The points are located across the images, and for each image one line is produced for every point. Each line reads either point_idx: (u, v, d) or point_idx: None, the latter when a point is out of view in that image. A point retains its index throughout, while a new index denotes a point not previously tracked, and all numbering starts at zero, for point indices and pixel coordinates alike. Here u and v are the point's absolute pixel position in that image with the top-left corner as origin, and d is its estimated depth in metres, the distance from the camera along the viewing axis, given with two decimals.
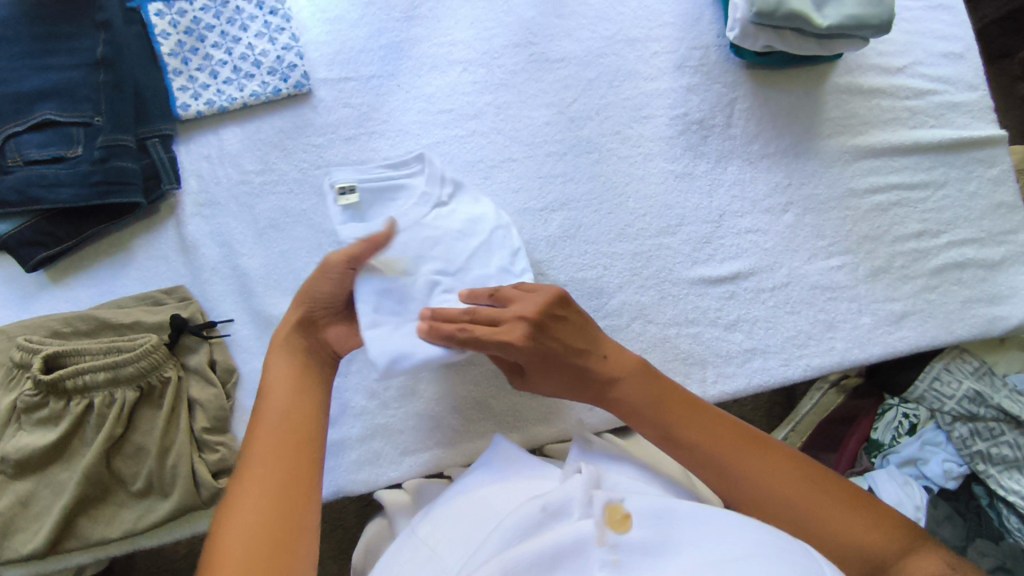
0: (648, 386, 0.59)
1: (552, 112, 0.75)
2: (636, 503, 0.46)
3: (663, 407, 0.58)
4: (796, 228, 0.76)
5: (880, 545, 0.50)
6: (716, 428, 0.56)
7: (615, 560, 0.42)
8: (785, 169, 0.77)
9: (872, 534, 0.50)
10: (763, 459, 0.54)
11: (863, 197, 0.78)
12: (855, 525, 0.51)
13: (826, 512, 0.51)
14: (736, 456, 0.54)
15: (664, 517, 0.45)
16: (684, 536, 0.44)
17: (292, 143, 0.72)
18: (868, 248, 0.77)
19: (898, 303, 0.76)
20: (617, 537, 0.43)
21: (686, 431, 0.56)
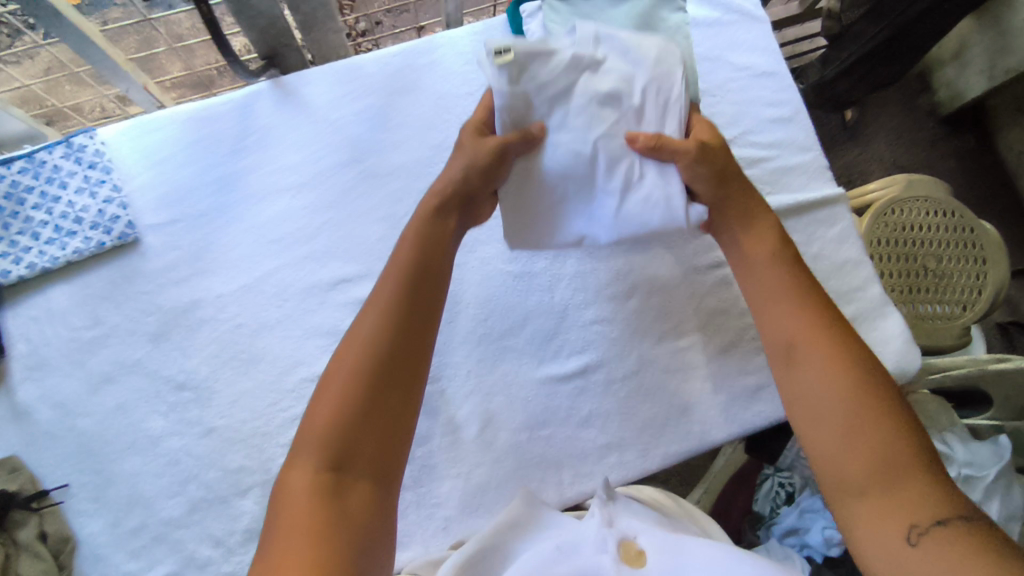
0: (773, 274, 0.63)
1: (385, 227, 0.74)
2: (646, 538, 0.57)
3: (781, 334, 0.59)
4: (642, 313, 0.76)
5: (918, 509, 0.49)
6: (829, 342, 0.57)
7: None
8: (625, 254, 0.77)
9: (925, 499, 0.49)
10: (845, 375, 0.55)
11: (707, 273, 0.78)
12: (913, 481, 0.50)
13: (879, 456, 0.51)
14: (818, 364, 0.56)
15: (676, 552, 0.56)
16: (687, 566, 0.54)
17: (122, 293, 0.72)
18: (717, 323, 0.77)
19: (752, 377, 0.76)
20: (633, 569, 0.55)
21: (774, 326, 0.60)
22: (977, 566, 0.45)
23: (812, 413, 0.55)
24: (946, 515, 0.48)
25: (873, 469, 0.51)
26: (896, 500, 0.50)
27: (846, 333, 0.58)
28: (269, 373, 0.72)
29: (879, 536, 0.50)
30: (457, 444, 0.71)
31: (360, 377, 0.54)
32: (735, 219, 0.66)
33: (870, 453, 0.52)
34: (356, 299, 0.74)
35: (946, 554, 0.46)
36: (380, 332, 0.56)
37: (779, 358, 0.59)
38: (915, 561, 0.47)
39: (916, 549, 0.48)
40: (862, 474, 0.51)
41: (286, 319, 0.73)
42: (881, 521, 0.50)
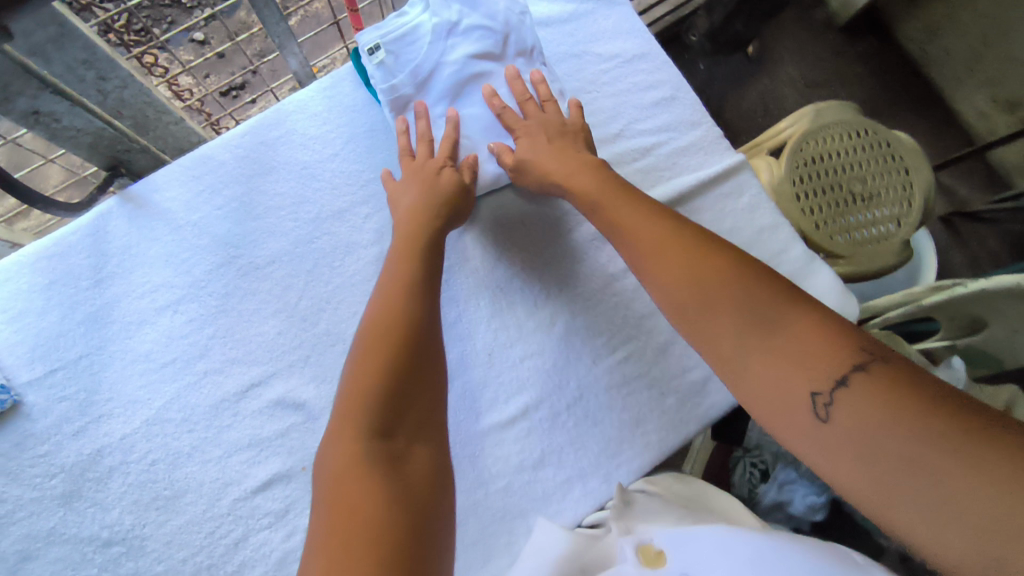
0: (612, 199, 0.64)
1: (281, 319, 0.71)
2: (664, 538, 0.57)
3: (645, 248, 0.59)
4: (569, 336, 0.73)
5: (820, 365, 0.45)
6: (688, 263, 0.55)
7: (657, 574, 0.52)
8: (539, 280, 0.74)
9: (825, 361, 0.45)
10: (687, 273, 0.54)
11: (627, 276, 0.75)
12: (797, 340, 0.47)
13: (770, 348, 0.48)
14: (708, 285, 0.53)
15: (688, 541, 0.54)
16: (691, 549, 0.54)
17: (14, 464, 0.65)
18: (648, 326, 0.74)
19: (697, 370, 0.73)
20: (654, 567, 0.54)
21: (625, 230, 0.61)
22: (890, 414, 0.40)
23: (670, 278, 0.55)
24: (847, 370, 0.44)
25: (745, 332, 0.49)
26: (788, 363, 0.46)
27: (700, 240, 0.56)
28: (196, 506, 0.66)
29: (794, 427, 0.45)
30: None
31: (352, 452, 0.48)
32: (557, 143, 0.70)
33: (739, 322, 0.50)
34: (270, 402, 0.69)
35: (856, 402, 0.42)
36: (367, 387, 0.52)
37: (667, 306, 0.56)
38: (848, 434, 0.42)
39: (829, 422, 0.43)
40: (764, 405, 0.48)
41: (201, 444, 0.67)
42: (778, 392, 0.47)
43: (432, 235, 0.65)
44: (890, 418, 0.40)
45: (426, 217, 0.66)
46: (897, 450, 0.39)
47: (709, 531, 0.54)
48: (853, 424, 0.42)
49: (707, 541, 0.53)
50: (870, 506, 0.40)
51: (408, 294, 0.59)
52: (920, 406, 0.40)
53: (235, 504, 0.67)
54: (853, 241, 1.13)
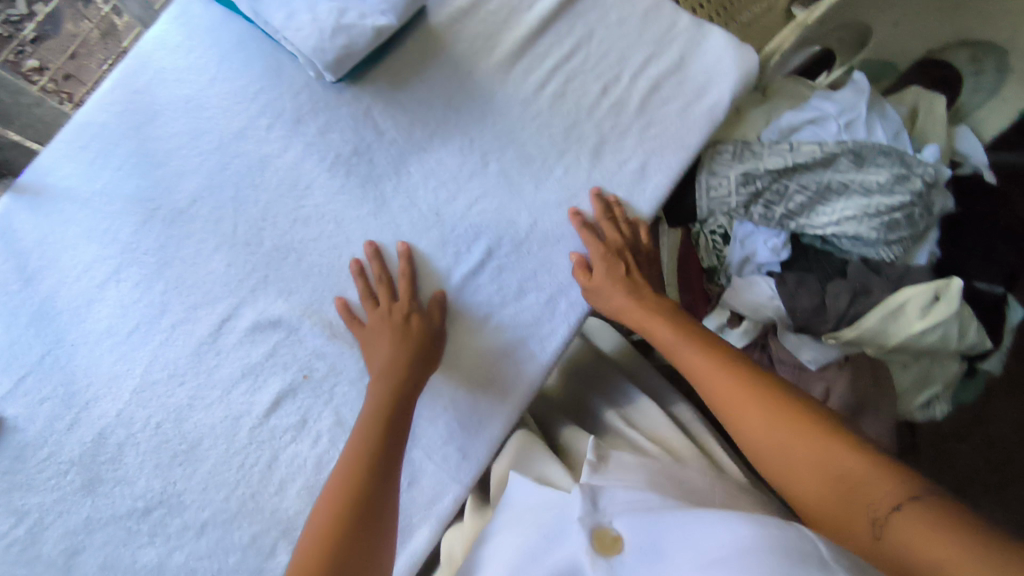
0: (662, 328, 0.68)
1: (226, 251, 0.70)
2: (622, 521, 0.56)
3: (687, 371, 0.65)
4: (505, 170, 0.73)
5: (872, 499, 0.50)
6: (771, 429, 0.56)
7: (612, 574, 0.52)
8: (457, 129, 0.74)
9: (876, 497, 0.50)
10: (740, 397, 0.59)
11: (538, 97, 0.75)
12: (843, 465, 0.52)
13: (814, 469, 0.53)
14: (754, 418, 0.58)
15: (654, 527, 0.53)
16: (676, 531, 0.52)
17: (22, 475, 0.65)
18: (576, 135, 0.75)
19: (633, 159, 0.75)
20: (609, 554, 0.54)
21: (703, 379, 0.63)
22: (951, 539, 0.44)
23: (744, 421, 0.58)
24: (896, 504, 0.48)
25: (823, 481, 0.53)
26: (858, 505, 0.50)
27: (711, 348, 0.65)
28: (217, 448, 0.67)
29: (853, 538, 0.50)
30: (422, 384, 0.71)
31: (346, 516, 0.57)
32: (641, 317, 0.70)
33: (818, 468, 0.53)
34: (247, 329, 0.69)
35: (907, 535, 0.46)
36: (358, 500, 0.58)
37: (721, 412, 0.61)
38: (885, 564, 0.48)
39: (882, 538, 0.48)
40: (785, 470, 0.55)
41: (199, 391, 0.68)
42: (843, 513, 0.51)
43: (418, 322, 0.68)
44: (944, 531, 0.45)
45: (423, 356, 0.67)
46: (934, 556, 0.44)
47: (673, 517, 0.52)
48: (906, 543, 0.46)
49: (672, 530, 0.52)
50: (896, 568, 0.47)
51: (381, 381, 0.65)
52: (954, 522, 0.45)
53: (253, 430, 0.68)
54: (745, 23, 1.04)
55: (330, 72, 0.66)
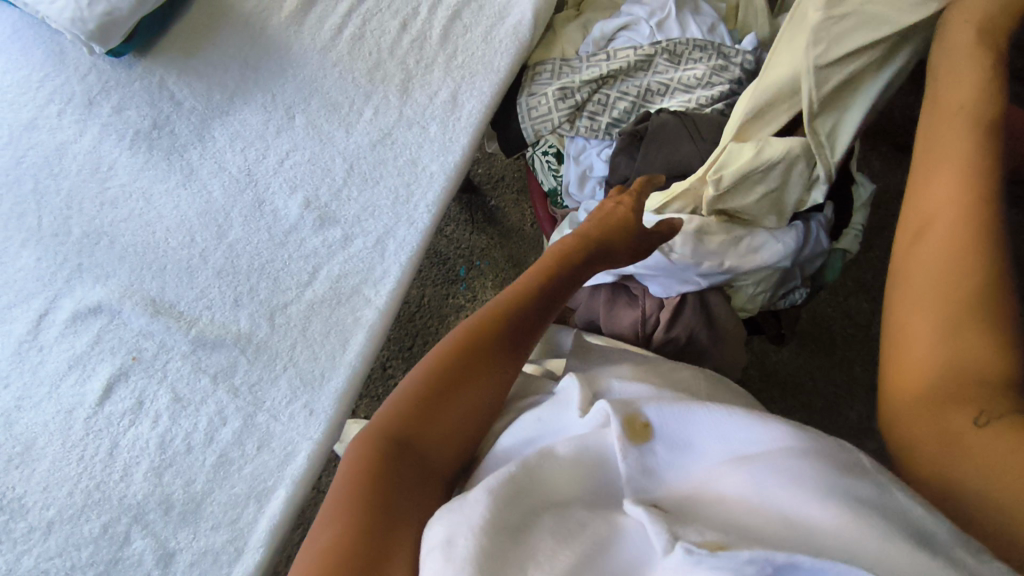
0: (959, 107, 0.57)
1: (33, 245, 0.69)
2: (654, 409, 0.45)
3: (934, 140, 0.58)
4: (312, 121, 0.74)
5: (973, 394, 0.45)
6: (954, 296, 0.49)
7: (644, 468, 0.43)
8: (259, 89, 0.74)
9: (975, 392, 0.45)
10: (955, 270, 0.50)
11: (335, 45, 0.76)
12: (978, 372, 0.45)
13: (948, 348, 0.47)
14: (962, 291, 0.49)
15: (681, 417, 0.44)
16: (706, 420, 0.44)
17: None
18: (380, 75, 0.75)
19: (442, 91, 0.75)
20: (640, 443, 0.44)
21: (929, 219, 0.54)
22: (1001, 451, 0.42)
23: (943, 260, 0.51)
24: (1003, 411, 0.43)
25: (941, 361, 0.47)
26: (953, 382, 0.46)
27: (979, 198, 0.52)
28: (52, 440, 0.65)
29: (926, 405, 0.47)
30: (263, 344, 0.69)
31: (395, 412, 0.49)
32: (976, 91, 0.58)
33: (952, 334, 0.48)
34: (68, 320, 0.68)
35: (981, 424, 0.44)
36: (443, 364, 0.52)
37: (908, 240, 0.55)
38: (936, 423, 0.46)
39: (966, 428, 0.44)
40: (934, 345, 0.48)
41: (25, 390, 0.66)
42: (937, 370, 0.47)
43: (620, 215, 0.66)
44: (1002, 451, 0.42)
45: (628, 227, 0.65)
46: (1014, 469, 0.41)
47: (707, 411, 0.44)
48: (961, 429, 0.44)
49: (701, 422, 0.44)
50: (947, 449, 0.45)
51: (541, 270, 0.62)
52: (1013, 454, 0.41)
53: (91, 419, 0.66)
54: None
55: (96, 43, 0.65)
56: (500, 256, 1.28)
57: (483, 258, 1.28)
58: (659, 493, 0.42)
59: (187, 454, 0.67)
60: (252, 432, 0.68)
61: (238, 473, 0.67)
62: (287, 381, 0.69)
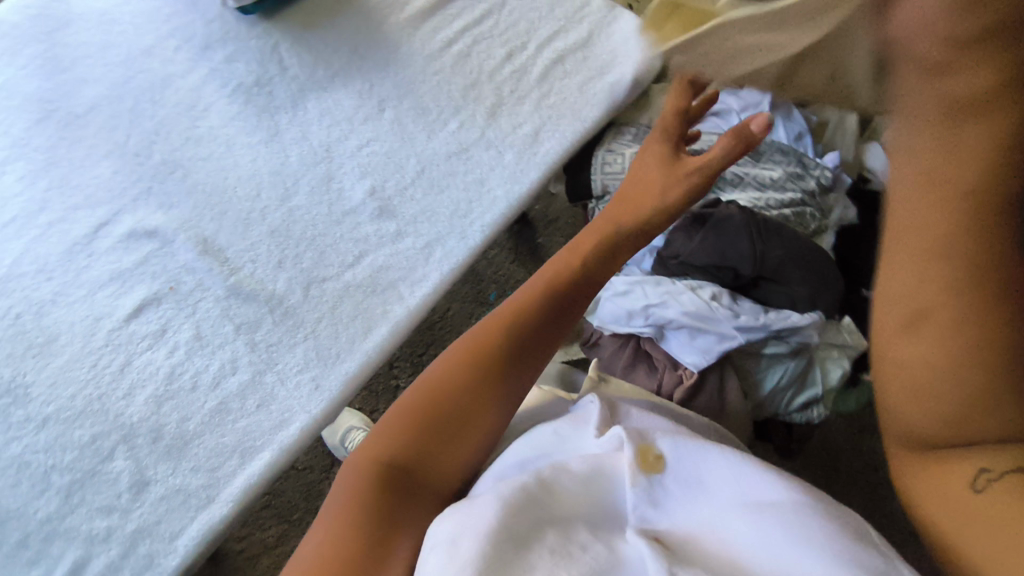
0: None
1: (114, 158, 0.73)
2: (668, 440, 0.41)
3: None
4: (400, 118, 0.77)
5: None
6: None
7: (651, 503, 0.38)
8: (361, 76, 0.78)
9: None
10: None
11: (441, 55, 0.79)
12: None
13: None
14: None
15: (697, 453, 0.40)
16: (721, 464, 0.39)
17: None
18: (474, 94, 0.79)
19: (527, 124, 0.78)
20: (651, 476, 0.39)
21: None
22: None
23: None
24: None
25: None
26: None
27: None
28: (71, 340, 0.68)
29: None
30: (291, 310, 0.71)
31: (409, 413, 0.44)
32: None
33: None
34: (122, 235, 0.71)
35: None
36: (489, 354, 0.46)
37: None
38: None
39: None
40: None
41: (63, 289, 0.69)
42: None
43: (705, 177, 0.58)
44: None
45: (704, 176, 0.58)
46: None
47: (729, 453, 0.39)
48: None
49: (720, 464, 0.39)
50: None
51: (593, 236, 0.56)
52: None
53: (112, 333, 0.69)
54: None
55: None
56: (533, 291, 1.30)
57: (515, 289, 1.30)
58: (666, 530, 0.37)
59: (189, 392, 0.68)
60: (255, 390, 0.69)
61: (230, 425, 0.68)
62: (302, 353, 0.70)
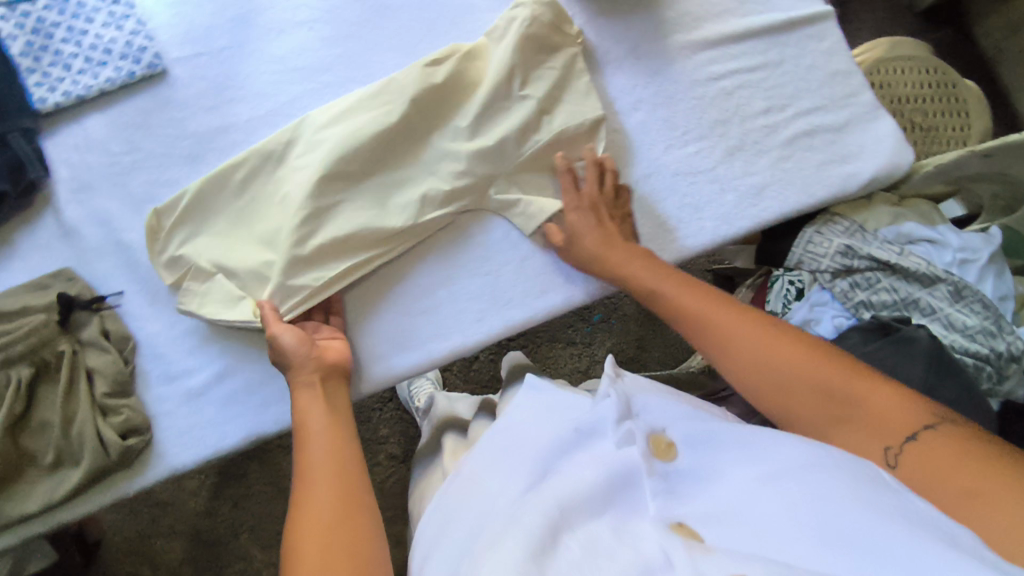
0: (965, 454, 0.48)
1: (400, 55, 0.78)
2: (677, 431, 0.54)
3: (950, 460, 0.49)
4: (649, 122, 0.81)
5: None
6: None
7: (667, 489, 0.50)
8: (632, 71, 0.82)
9: None
10: None
11: (708, 85, 0.82)
12: None
13: None
14: None
15: (710, 444, 0.53)
16: (733, 453, 0.52)
17: (155, 119, 0.74)
18: (721, 130, 0.82)
19: (757, 177, 0.81)
20: (664, 463, 0.51)
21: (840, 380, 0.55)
22: None
23: None
24: (918, 428, 0.50)
25: None
26: None
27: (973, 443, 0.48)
28: None
29: None
30: (487, 244, 0.76)
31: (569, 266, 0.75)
32: None
33: None
34: None
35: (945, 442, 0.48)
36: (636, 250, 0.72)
37: None
38: None
39: None
40: None
41: None
42: None
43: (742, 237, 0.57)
44: None
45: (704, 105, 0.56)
46: (940, 483, 0.46)
47: (731, 434, 0.52)
48: None
49: (731, 451, 0.52)
50: None
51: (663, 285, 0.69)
52: None
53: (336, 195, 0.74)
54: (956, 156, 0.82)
55: None
56: (633, 329, 1.37)
57: (617, 319, 1.36)
58: (684, 514, 0.48)
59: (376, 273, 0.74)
60: (428, 299, 0.74)
61: (395, 318, 0.73)
62: (477, 288, 0.74)
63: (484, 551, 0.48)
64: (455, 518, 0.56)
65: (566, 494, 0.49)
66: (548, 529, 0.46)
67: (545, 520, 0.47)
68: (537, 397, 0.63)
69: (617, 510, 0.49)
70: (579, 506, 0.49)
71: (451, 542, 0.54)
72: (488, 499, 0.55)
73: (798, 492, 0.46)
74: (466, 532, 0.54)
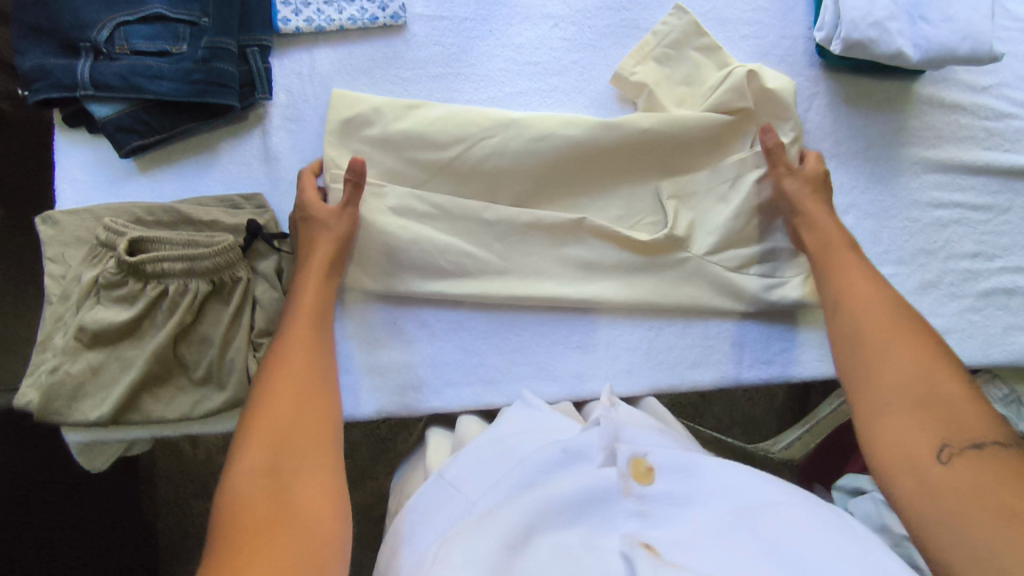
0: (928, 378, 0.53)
1: None
2: (659, 455, 0.48)
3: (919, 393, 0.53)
4: (853, 230, 0.77)
5: None
6: None
7: (641, 511, 0.46)
8: (854, 171, 0.78)
9: None
10: None
11: (925, 210, 0.78)
12: None
13: None
14: None
15: (688, 472, 0.48)
16: (706, 486, 0.47)
17: (381, 72, 0.73)
18: (921, 261, 0.78)
19: (941, 319, 0.77)
20: (641, 488, 0.47)
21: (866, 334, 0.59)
22: None
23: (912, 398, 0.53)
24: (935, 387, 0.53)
25: None
26: None
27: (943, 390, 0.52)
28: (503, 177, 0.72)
29: None
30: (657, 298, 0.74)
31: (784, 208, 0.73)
32: None
33: None
34: None
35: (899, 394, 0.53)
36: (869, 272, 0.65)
37: None
38: None
39: None
40: None
41: None
42: None
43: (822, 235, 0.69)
44: None
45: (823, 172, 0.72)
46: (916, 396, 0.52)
47: (710, 465, 0.48)
48: None
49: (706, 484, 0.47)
50: None
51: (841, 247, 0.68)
52: None
53: (531, 204, 0.73)
54: (993, 332, 0.77)
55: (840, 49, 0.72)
56: None
57: None
58: (655, 534, 0.44)
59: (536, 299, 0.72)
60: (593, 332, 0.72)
61: (547, 344, 0.72)
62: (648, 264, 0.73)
63: (450, 538, 0.45)
64: (433, 515, 0.51)
65: (542, 503, 0.45)
66: (517, 534, 0.43)
67: (517, 521, 0.43)
68: (528, 413, 0.60)
69: (589, 522, 0.45)
70: (555, 515, 0.45)
71: (424, 537, 0.50)
72: (459, 507, 0.51)
73: (769, 527, 0.43)
74: (438, 530, 0.50)
